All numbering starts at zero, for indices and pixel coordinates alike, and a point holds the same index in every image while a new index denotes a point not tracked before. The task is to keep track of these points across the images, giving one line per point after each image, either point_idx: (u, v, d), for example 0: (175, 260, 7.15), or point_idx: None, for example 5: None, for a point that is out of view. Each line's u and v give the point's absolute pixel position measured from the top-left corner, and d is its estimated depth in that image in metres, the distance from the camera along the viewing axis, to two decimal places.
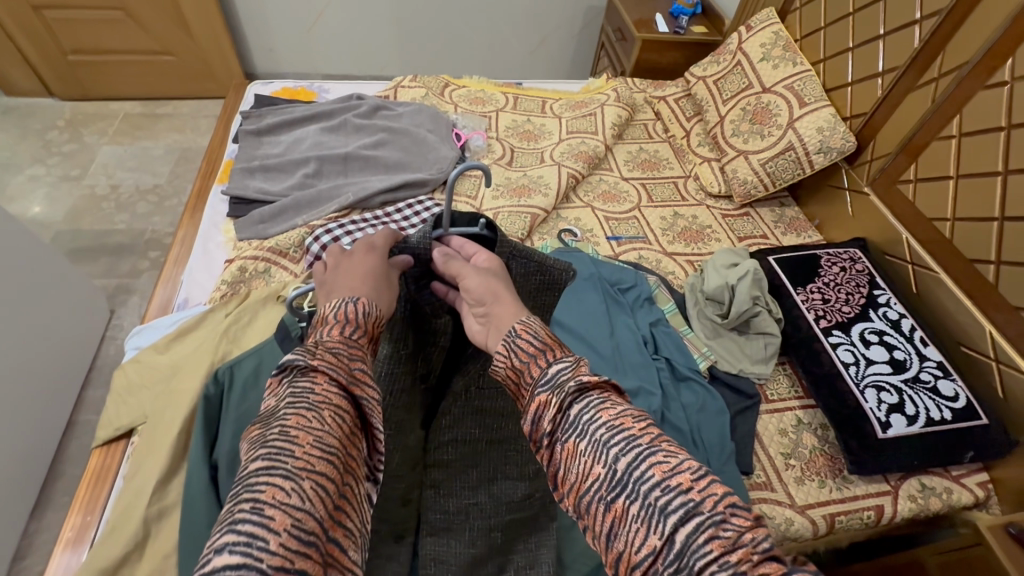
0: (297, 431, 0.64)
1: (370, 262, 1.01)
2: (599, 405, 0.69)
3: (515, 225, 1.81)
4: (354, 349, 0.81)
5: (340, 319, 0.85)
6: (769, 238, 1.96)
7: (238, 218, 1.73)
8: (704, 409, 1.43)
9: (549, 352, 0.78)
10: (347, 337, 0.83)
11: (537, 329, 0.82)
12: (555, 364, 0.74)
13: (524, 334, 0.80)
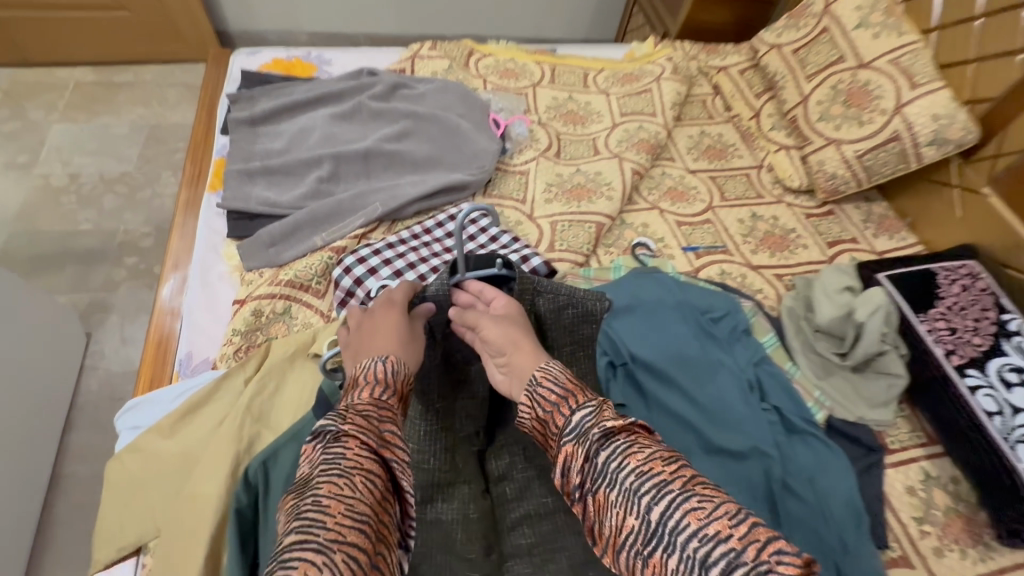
0: (331, 501, 0.65)
1: (394, 318, 1.01)
2: (626, 449, 0.75)
3: (578, 238, 1.51)
4: (386, 412, 0.82)
5: (373, 382, 0.86)
6: (860, 242, 1.71)
7: (242, 240, 1.39)
8: (828, 471, 1.22)
9: (572, 398, 0.86)
10: (377, 400, 0.84)
11: (557, 377, 0.91)
12: (579, 409, 0.83)
13: (546, 382, 0.90)
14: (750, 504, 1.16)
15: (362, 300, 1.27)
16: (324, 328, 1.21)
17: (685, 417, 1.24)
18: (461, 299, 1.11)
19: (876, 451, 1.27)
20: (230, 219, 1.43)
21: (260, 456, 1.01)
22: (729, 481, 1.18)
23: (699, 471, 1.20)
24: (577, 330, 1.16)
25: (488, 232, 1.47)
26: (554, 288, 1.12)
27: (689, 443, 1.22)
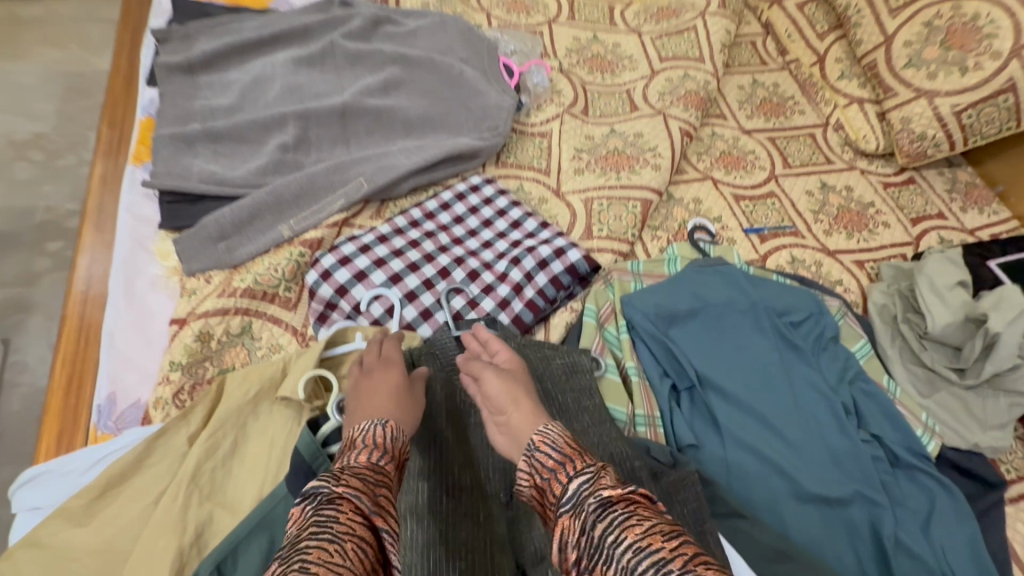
0: (320, 569, 0.46)
1: (393, 369, 0.80)
2: (623, 521, 0.54)
3: (620, 220, 1.19)
4: (385, 481, 0.61)
5: (370, 443, 0.66)
6: (947, 218, 1.43)
7: (181, 232, 1.03)
8: (946, 519, 0.96)
9: (569, 462, 0.63)
10: (375, 463, 0.63)
11: (555, 436, 0.68)
12: (573, 477, 0.61)
13: (542, 446, 0.67)
14: (852, 565, 0.91)
15: (348, 315, 0.95)
16: (294, 354, 0.88)
17: (767, 455, 0.97)
18: (443, 352, 0.91)
19: (998, 487, 1.01)
20: (164, 203, 1.06)
21: (212, 559, 0.70)
22: (827, 537, 0.92)
23: (793, 525, 0.92)
24: (572, 395, 0.91)
25: (507, 214, 1.13)
26: (536, 341, 0.95)
27: (777, 489, 0.95)
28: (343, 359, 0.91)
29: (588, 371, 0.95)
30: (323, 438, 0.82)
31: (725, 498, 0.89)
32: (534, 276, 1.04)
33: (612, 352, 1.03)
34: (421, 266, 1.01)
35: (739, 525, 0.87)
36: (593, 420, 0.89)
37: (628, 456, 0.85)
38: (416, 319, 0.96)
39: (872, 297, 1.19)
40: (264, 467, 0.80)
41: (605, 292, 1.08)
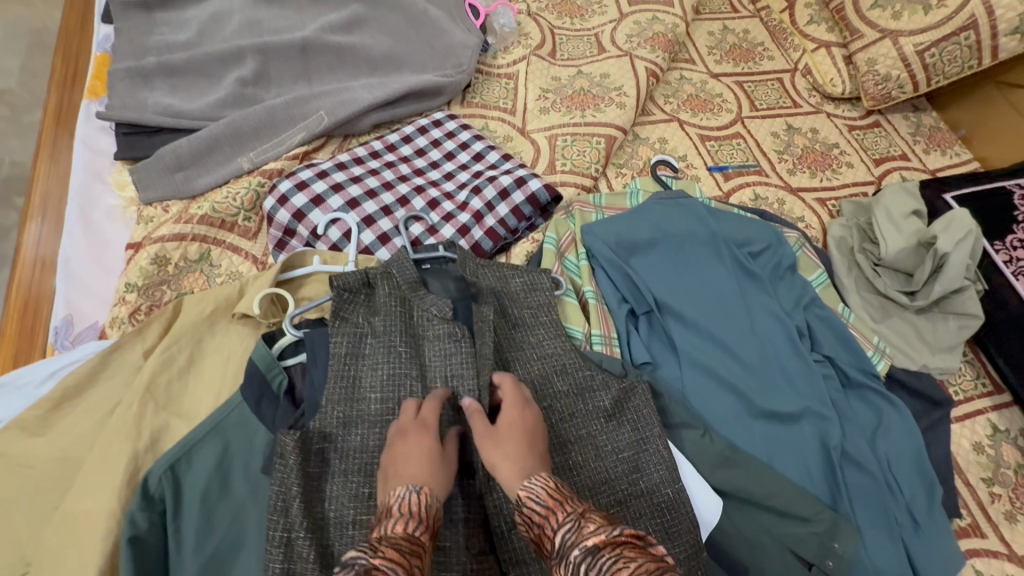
0: None
1: (420, 423, 0.71)
2: (612, 565, 0.51)
3: (584, 155, 1.20)
4: (419, 555, 0.56)
5: (405, 512, 0.59)
6: (910, 159, 1.44)
7: (138, 163, 1.02)
8: (891, 433, 1.00)
9: (555, 513, 0.59)
10: (409, 533, 0.57)
11: (539, 487, 0.63)
12: (559, 529, 0.58)
13: (526, 501, 0.62)
14: (801, 474, 0.94)
15: (306, 241, 0.96)
16: (251, 276, 0.89)
17: (722, 375, 1.00)
18: (401, 275, 0.90)
19: (944, 404, 1.03)
20: (121, 135, 1.05)
21: (166, 459, 0.72)
22: (778, 449, 0.96)
23: (740, 438, 0.96)
24: (529, 312, 0.94)
25: (469, 148, 1.14)
26: (499, 267, 0.97)
27: (731, 407, 0.98)
28: (301, 282, 0.93)
29: (547, 288, 0.97)
30: (278, 352, 0.84)
31: (677, 408, 0.93)
32: (494, 206, 1.05)
33: (571, 279, 1.05)
34: (380, 194, 1.02)
35: (691, 436, 0.92)
36: (549, 335, 0.93)
37: (582, 367, 0.90)
38: (374, 244, 0.97)
39: (830, 230, 1.21)
40: (220, 380, 0.82)
41: (566, 223, 1.10)
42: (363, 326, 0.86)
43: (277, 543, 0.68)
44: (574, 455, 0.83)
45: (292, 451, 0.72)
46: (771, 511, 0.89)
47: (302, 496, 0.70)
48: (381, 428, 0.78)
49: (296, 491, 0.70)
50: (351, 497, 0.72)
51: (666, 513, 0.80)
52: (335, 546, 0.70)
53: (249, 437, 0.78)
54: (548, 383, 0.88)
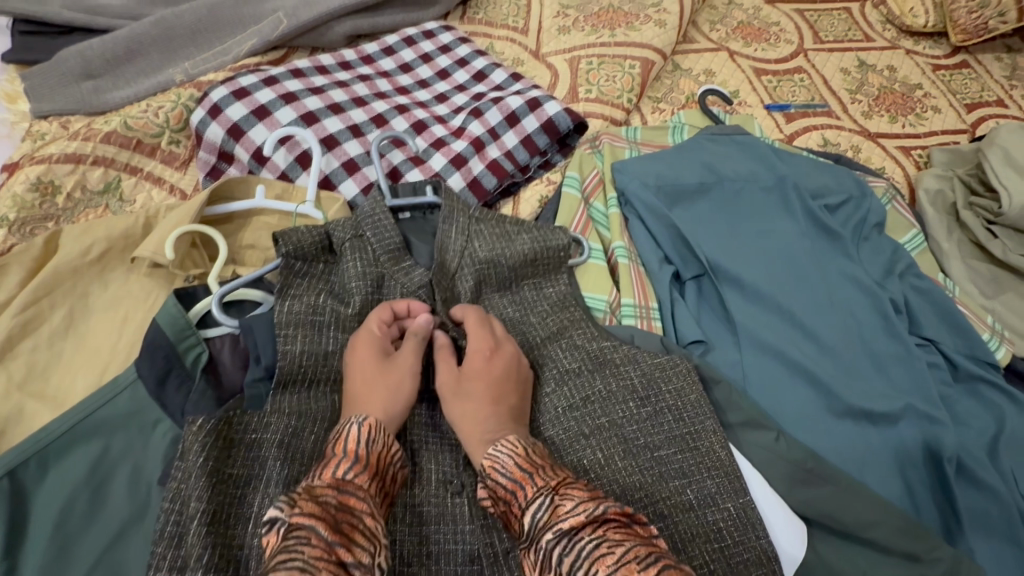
0: None
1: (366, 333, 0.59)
2: (592, 551, 0.42)
3: (613, 81, 0.94)
4: (355, 503, 0.45)
5: (342, 450, 0.49)
6: (1009, 106, 1.16)
7: (32, 67, 0.78)
8: (1018, 440, 0.75)
9: (524, 487, 0.48)
10: (344, 477, 0.47)
11: (506, 455, 0.51)
12: (529, 505, 0.46)
13: (491, 473, 0.50)
14: (900, 494, 0.71)
15: (247, 168, 0.72)
16: (164, 210, 0.65)
17: (797, 359, 0.75)
18: (378, 239, 0.65)
19: None
20: (17, 33, 0.81)
21: (4, 462, 0.49)
22: (869, 459, 0.72)
23: (820, 444, 0.72)
24: (530, 282, 0.70)
25: (468, 65, 0.90)
26: (497, 216, 0.72)
27: (806, 403, 0.74)
28: (237, 225, 0.69)
29: (563, 244, 0.71)
30: (196, 319, 0.58)
31: (738, 403, 0.69)
32: (500, 135, 0.81)
33: (598, 232, 0.81)
34: (348, 110, 0.78)
35: (758, 439, 0.68)
36: (555, 305, 0.69)
37: (597, 338, 0.67)
38: (337, 174, 0.74)
39: (922, 183, 0.96)
40: (108, 350, 0.58)
41: (591, 159, 0.86)
42: (326, 313, 0.60)
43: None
44: (592, 451, 0.59)
45: (200, 449, 0.49)
46: (867, 544, 0.65)
47: (207, 513, 0.47)
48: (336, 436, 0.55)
49: (195, 508, 0.47)
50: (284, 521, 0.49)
51: (730, 536, 0.56)
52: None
53: (140, 431, 0.53)
54: (551, 363, 0.66)
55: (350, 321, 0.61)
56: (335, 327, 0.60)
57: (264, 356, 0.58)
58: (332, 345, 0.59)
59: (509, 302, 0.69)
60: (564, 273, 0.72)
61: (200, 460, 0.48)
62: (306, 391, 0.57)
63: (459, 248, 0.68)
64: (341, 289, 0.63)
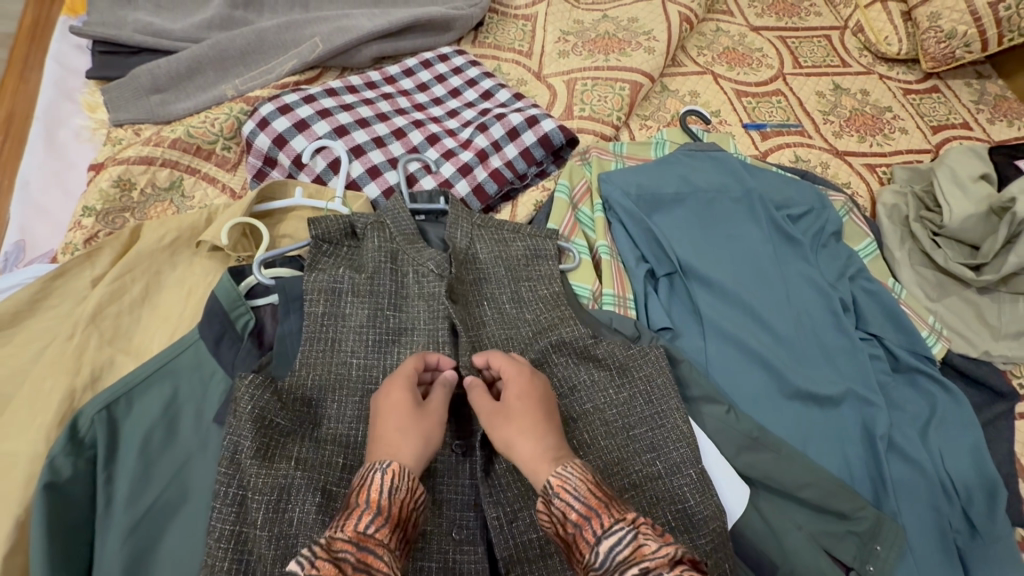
0: None
1: (401, 374, 0.62)
2: None
3: (605, 101, 1.07)
4: (372, 560, 0.46)
5: (365, 501, 0.50)
6: (972, 129, 1.27)
7: (110, 82, 0.93)
8: (945, 425, 0.86)
9: (600, 515, 0.50)
10: (365, 532, 0.48)
11: (575, 478, 0.53)
12: (606, 536, 0.48)
13: (561, 492, 0.52)
14: (838, 465, 0.82)
15: (288, 172, 0.86)
16: (224, 206, 0.79)
17: (754, 348, 0.86)
18: (396, 226, 0.78)
19: (1008, 397, 0.90)
20: (97, 53, 0.96)
21: (103, 398, 0.61)
22: (811, 435, 0.83)
23: (769, 421, 0.83)
24: (526, 285, 0.80)
25: (477, 85, 1.03)
26: (497, 223, 0.85)
27: (759, 385, 0.85)
28: (281, 218, 0.83)
29: (551, 257, 0.84)
30: (246, 291, 0.72)
31: (698, 380, 0.81)
32: (502, 147, 0.94)
33: (584, 233, 0.93)
34: (372, 123, 0.92)
35: (713, 411, 0.79)
36: (547, 305, 0.79)
37: (583, 334, 0.77)
38: (362, 177, 0.87)
39: (881, 197, 1.07)
40: (177, 317, 0.72)
41: (581, 169, 0.98)
42: (344, 282, 0.72)
43: (230, 500, 0.57)
44: (581, 432, 0.71)
45: (250, 398, 0.60)
46: (802, 503, 0.77)
47: (254, 448, 0.58)
48: (364, 399, 0.66)
49: (245, 443, 0.58)
50: (322, 463, 0.61)
51: (692, 497, 0.67)
52: (295, 513, 0.57)
53: (204, 380, 0.66)
54: (549, 358, 0.75)
55: (364, 288, 0.73)
56: (352, 293, 0.72)
57: (293, 314, 0.71)
58: (348, 308, 0.71)
59: (509, 297, 0.79)
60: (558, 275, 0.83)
61: (249, 406, 0.60)
62: (326, 349, 0.68)
63: (465, 245, 0.81)
64: (361, 265, 0.76)
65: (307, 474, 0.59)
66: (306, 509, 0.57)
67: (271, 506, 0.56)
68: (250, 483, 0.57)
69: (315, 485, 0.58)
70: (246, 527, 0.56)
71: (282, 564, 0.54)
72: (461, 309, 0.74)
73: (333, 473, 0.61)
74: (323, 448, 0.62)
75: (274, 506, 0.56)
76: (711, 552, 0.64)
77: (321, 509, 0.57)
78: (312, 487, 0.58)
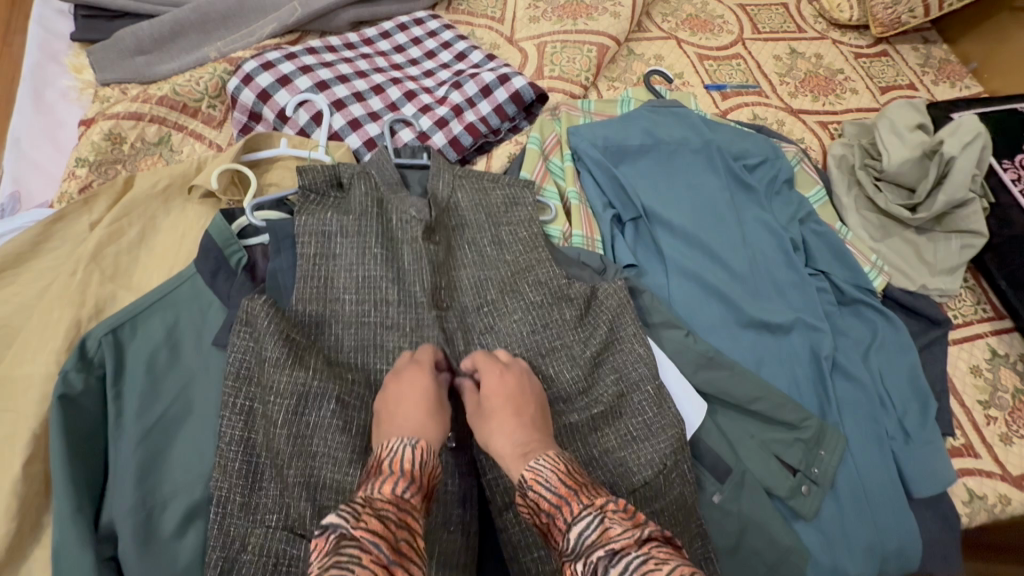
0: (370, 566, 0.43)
1: (415, 366, 0.67)
2: (640, 565, 0.46)
3: (573, 62, 1.13)
4: (409, 520, 0.51)
5: (398, 469, 0.55)
6: (917, 89, 1.35)
7: (94, 44, 0.96)
8: (885, 348, 0.95)
9: (569, 504, 0.54)
10: (401, 495, 0.53)
11: (548, 470, 0.57)
12: (575, 522, 0.52)
13: (534, 485, 0.56)
14: (788, 386, 0.90)
15: (272, 126, 0.91)
16: (215, 157, 0.84)
17: (712, 283, 0.94)
18: (381, 176, 0.82)
19: (941, 324, 1.00)
20: (79, 17, 0.99)
21: (108, 322, 0.66)
22: (764, 359, 0.91)
23: (727, 348, 0.91)
24: (506, 229, 0.85)
25: (451, 47, 1.08)
26: (477, 173, 0.89)
27: (717, 317, 0.93)
28: (267, 168, 0.87)
29: (530, 206, 0.88)
30: (238, 231, 0.76)
31: (660, 308, 0.88)
32: (476, 104, 1.00)
33: (555, 181, 0.99)
34: (352, 80, 0.97)
35: (673, 335, 0.86)
36: (523, 248, 0.83)
37: (557, 275, 0.82)
38: (344, 130, 0.92)
39: (831, 149, 1.15)
40: (173, 256, 0.77)
41: (552, 124, 1.05)
42: (332, 224, 0.76)
43: (238, 409, 0.63)
44: (552, 364, 0.76)
45: (259, 313, 0.65)
46: (753, 415, 0.85)
47: (275, 360, 0.64)
48: (358, 331, 0.71)
49: (266, 355, 0.64)
50: (335, 377, 0.66)
51: (650, 410, 0.75)
52: (311, 418, 0.63)
53: (204, 310, 0.71)
54: (518, 295, 0.79)
55: (353, 229, 0.77)
56: (341, 234, 0.76)
57: (284, 251, 0.75)
58: (338, 247, 0.75)
59: (489, 240, 0.83)
60: (536, 221, 0.87)
61: (267, 322, 0.64)
62: (324, 288, 0.73)
63: (446, 195, 0.85)
64: (346, 208, 0.79)
65: (323, 385, 0.64)
66: (323, 414, 0.63)
67: (291, 408, 0.62)
68: (276, 387, 0.63)
69: (328, 395, 0.63)
70: (254, 432, 0.62)
71: (297, 459, 0.61)
72: (442, 249, 0.80)
73: (344, 388, 0.65)
74: (331, 368, 0.67)
75: (293, 409, 0.62)
76: (669, 454, 0.72)
77: (335, 417, 0.63)
78: (327, 400, 0.63)
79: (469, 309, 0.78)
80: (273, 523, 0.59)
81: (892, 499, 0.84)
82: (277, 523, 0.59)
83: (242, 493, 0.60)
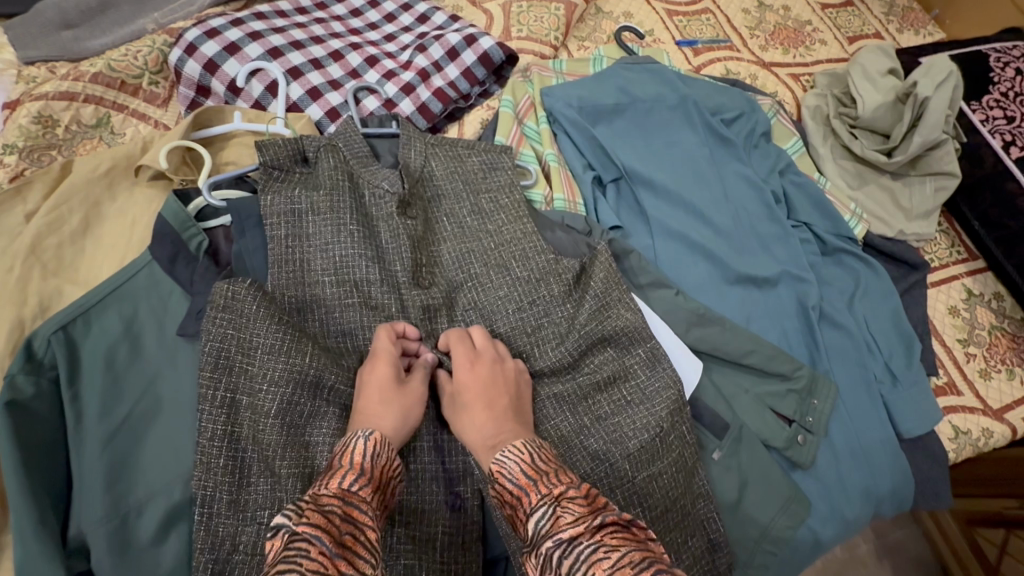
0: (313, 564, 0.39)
1: (382, 349, 0.62)
2: (590, 555, 0.43)
3: (541, 21, 1.08)
4: (358, 514, 0.47)
5: (349, 462, 0.51)
6: (883, 38, 1.35)
7: (12, 19, 0.86)
8: (868, 294, 0.96)
9: (529, 494, 0.51)
10: (350, 489, 0.48)
11: (512, 461, 0.54)
12: (533, 512, 0.49)
13: (498, 477, 0.54)
14: (778, 339, 0.89)
15: (224, 99, 0.84)
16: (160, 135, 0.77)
17: (696, 241, 0.92)
18: (349, 149, 0.77)
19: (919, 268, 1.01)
20: None
21: (56, 319, 0.59)
22: (753, 313, 0.90)
23: (716, 304, 0.90)
24: (486, 197, 0.80)
25: (412, 9, 1.01)
26: (450, 141, 0.84)
27: (704, 274, 0.91)
28: (222, 145, 0.80)
29: (509, 171, 0.83)
30: (195, 212, 0.70)
31: (647, 268, 0.86)
32: (442, 67, 0.94)
33: (531, 145, 0.95)
34: (307, 46, 0.90)
35: (663, 295, 0.85)
36: (507, 218, 0.79)
37: (541, 251, 0.76)
38: (303, 100, 0.85)
39: (805, 101, 1.15)
40: (123, 244, 0.70)
41: (524, 86, 1.00)
42: (301, 203, 0.71)
43: (219, 401, 0.58)
44: (549, 334, 0.73)
45: (241, 298, 0.60)
46: (747, 369, 0.84)
47: (263, 348, 0.59)
48: (345, 312, 0.67)
49: (254, 343, 0.59)
50: (334, 364, 0.62)
51: (643, 373, 0.72)
52: (308, 407, 0.59)
53: (164, 300, 0.65)
54: (504, 269, 0.75)
55: (324, 206, 0.72)
56: (312, 212, 0.71)
57: (249, 232, 0.70)
58: (310, 226, 0.70)
59: (469, 211, 0.79)
60: (518, 187, 0.82)
61: (252, 307, 0.60)
62: (299, 271, 0.68)
63: (420, 165, 0.80)
64: (315, 184, 0.74)
65: (320, 370, 0.60)
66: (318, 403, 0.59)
67: (286, 398, 0.58)
68: (273, 374, 0.59)
69: (324, 382, 0.60)
70: (239, 425, 0.58)
71: (290, 450, 0.57)
72: (420, 223, 0.76)
73: (342, 374, 0.62)
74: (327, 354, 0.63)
75: (288, 398, 0.59)
76: (666, 416, 0.70)
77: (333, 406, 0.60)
78: (325, 385, 0.60)
79: (454, 284, 0.75)
80: (264, 519, 0.55)
81: (883, 440, 0.85)
82: (268, 518, 0.55)
83: (229, 490, 0.56)
